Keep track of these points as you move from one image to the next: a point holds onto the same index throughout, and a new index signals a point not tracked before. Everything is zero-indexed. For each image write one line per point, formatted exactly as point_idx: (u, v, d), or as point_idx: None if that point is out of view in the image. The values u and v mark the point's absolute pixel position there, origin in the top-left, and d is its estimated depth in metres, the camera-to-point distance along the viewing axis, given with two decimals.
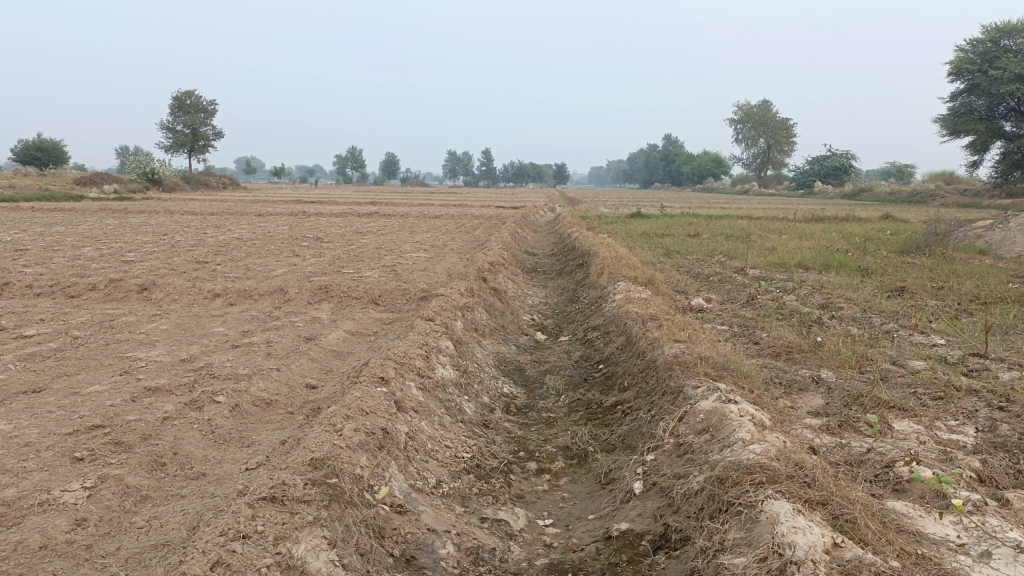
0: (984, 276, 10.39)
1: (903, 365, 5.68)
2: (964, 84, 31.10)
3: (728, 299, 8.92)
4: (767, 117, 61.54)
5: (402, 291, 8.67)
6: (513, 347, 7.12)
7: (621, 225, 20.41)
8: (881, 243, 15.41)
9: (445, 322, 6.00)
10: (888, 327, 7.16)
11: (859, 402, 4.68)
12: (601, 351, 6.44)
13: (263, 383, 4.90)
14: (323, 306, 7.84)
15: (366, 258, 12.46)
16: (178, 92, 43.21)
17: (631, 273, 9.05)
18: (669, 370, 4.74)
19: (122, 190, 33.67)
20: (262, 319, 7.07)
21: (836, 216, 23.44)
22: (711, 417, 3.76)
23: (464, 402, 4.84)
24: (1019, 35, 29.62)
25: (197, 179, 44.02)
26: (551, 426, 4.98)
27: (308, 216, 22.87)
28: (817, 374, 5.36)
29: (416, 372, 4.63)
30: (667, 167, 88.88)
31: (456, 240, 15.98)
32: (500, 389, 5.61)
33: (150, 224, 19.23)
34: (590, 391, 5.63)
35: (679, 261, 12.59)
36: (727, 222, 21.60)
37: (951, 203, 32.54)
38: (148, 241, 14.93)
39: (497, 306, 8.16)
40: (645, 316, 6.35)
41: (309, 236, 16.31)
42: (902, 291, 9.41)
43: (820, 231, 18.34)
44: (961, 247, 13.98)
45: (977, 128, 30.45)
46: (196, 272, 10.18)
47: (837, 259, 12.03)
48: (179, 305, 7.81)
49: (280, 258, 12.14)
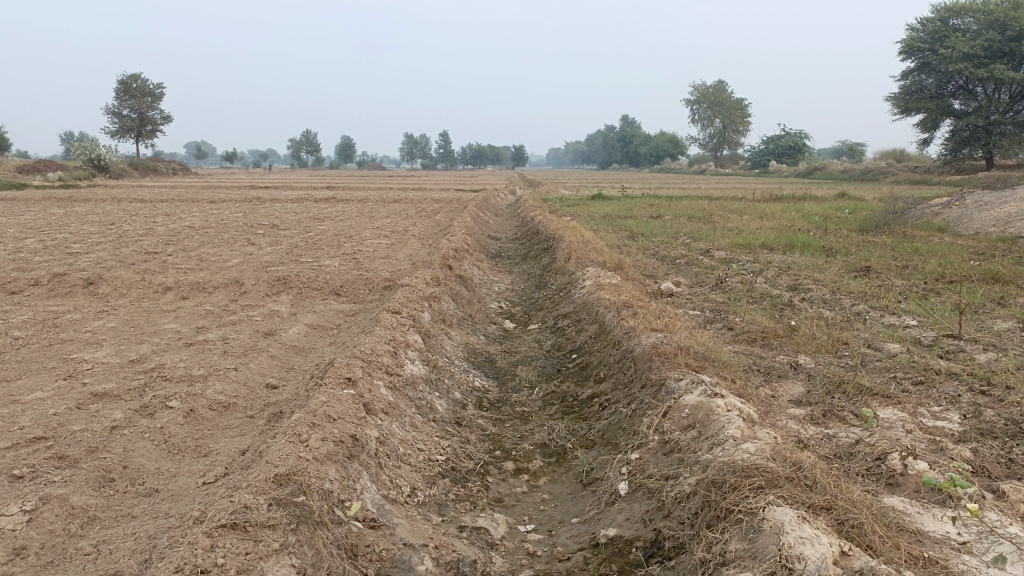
0: (945, 254, 10.45)
1: (879, 348, 5.59)
2: (915, 62, 31.48)
3: (697, 283, 8.80)
4: (723, 97, 61.93)
5: (364, 281, 8.37)
6: (482, 336, 6.90)
7: (582, 208, 20.23)
8: (840, 221, 15.49)
9: (412, 314, 5.75)
10: (859, 309, 7.10)
11: (841, 390, 4.57)
12: (573, 340, 6.26)
13: (220, 386, 4.60)
14: (282, 298, 7.52)
15: (325, 246, 12.06)
16: (123, 75, 41.72)
17: (599, 258, 8.88)
18: (648, 361, 4.58)
19: (67, 177, 32.45)
20: (217, 314, 6.73)
21: (794, 195, 23.60)
22: (697, 412, 3.60)
23: (436, 399, 4.62)
24: (966, 14, 30.13)
25: (146, 165, 42.71)
26: (526, 421, 4.79)
27: (263, 202, 22.24)
28: (795, 360, 5.25)
29: (384, 369, 4.38)
30: (625, 148, 89.04)
31: (416, 225, 15.62)
32: (471, 383, 5.40)
33: (97, 214, 18.46)
34: (564, 383, 5.45)
35: (644, 244, 12.48)
36: (687, 203, 21.54)
37: (902, 180, 33.09)
38: (95, 231, 14.31)
39: (464, 294, 7.92)
40: (618, 303, 6.18)
41: (265, 224, 15.80)
42: (868, 270, 9.40)
43: (780, 210, 18.39)
44: (919, 225, 14.09)
45: (927, 106, 30.93)
46: (146, 264, 9.73)
47: (800, 239, 12.03)
48: (128, 301, 7.40)
49: (235, 247, 11.71)
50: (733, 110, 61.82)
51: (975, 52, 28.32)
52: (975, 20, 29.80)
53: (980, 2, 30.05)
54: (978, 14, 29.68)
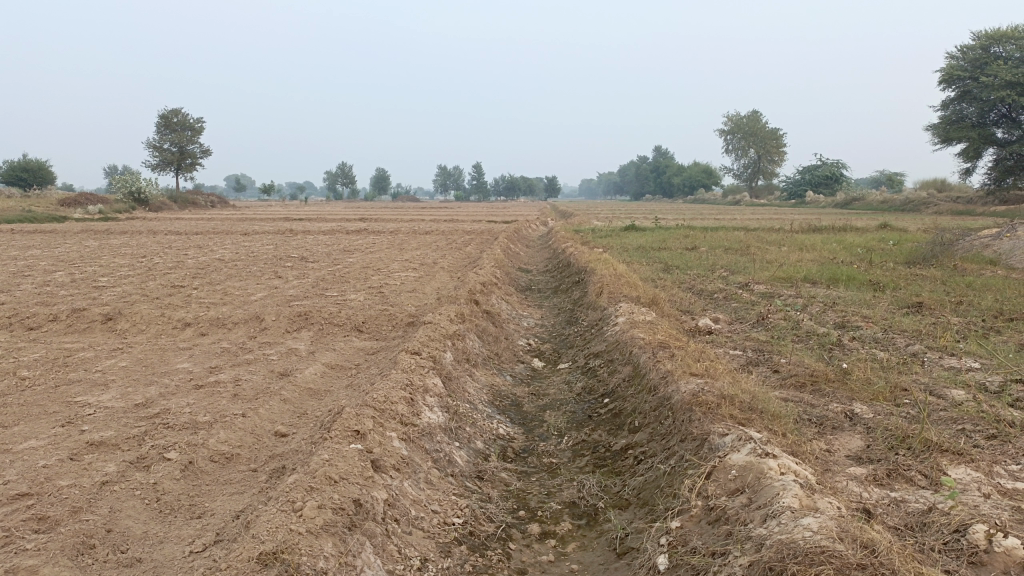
0: (1001, 288, 9.84)
1: (942, 396, 5.09)
2: (956, 91, 30.74)
3: (737, 319, 8.34)
4: (757, 127, 61.36)
5: (388, 317, 8.06)
6: (508, 377, 6.53)
7: (615, 239, 19.86)
8: (884, 253, 14.88)
9: (433, 355, 5.39)
10: (915, 349, 6.59)
11: (906, 445, 4.09)
12: (605, 383, 5.86)
13: (223, 434, 4.28)
14: (302, 335, 7.24)
15: (352, 279, 11.83)
16: (164, 110, 42.66)
17: (633, 293, 8.49)
18: (687, 411, 4.16)
19: (108, 210, 33.00)
20: (233, 352, 6.46)
21: (833, 226, 22.99)
22: (747, 475, 3.18)
23: (455, 451, 4.25)
24: (1008, 42, 29.40)
25: (185, 198, 43.38)
26: (554, 475, 4.39)
27: (295, 234, 22.26)
28: (850, 409, 4.78)
29: (399, 420, 4.01)
30: (658, 179, 88.69)
31: (446, 258, 15.37)
32: (495, 431, 5.01)
33: (131, 246, 18.55)
34: (596, 431, 5.04)
35: (680, 277, 12.07)
36: (723, 234, 21.04)
37: (944, 210, 32.17)
38: (125, 264, 14.29)
39: (490, 331, 7.57)
40: (654, 343, 5.77)
41: (295, 256, 15.67)
42: (919, 307, 8.86)
43: (821, 242, 17.81)
44: (969, 258, 13.44)
45: (969, 135, 30.12)
46: (170, 299, 9.56)
47: (844, 273, 11.51)
48: (145, 338, 7.17)
49: (261, 280, 11.53)
50: (768, 140, 61.25)
51: (1018, 79, 27.54)
52: (1017, 48, 29.06)
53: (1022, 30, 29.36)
54: (1020, 42, 28.96)
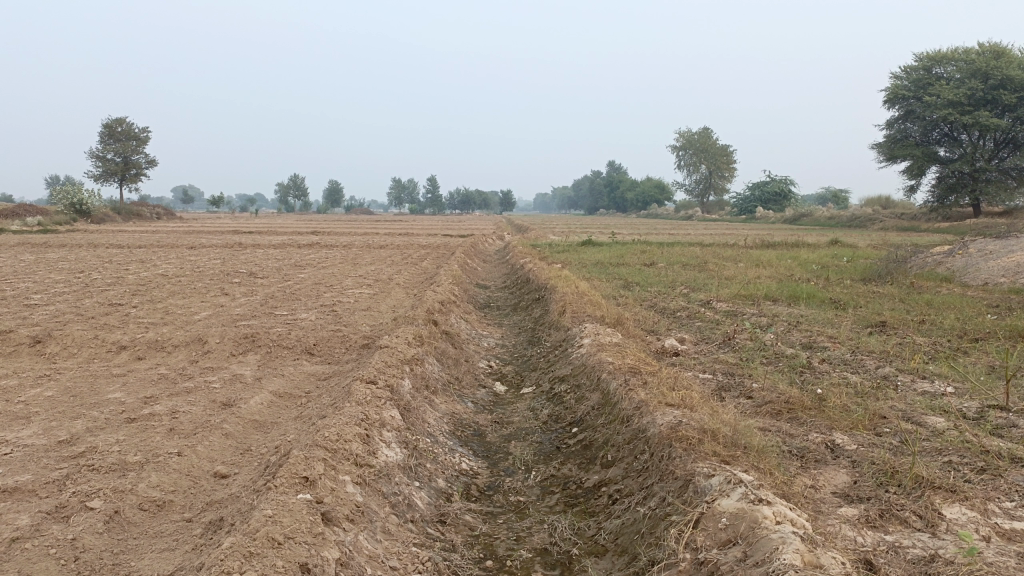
0: (959, 307, 9.85)
1: (921, 423, 4.90)
2: (900, 110, 31.49)
3: (703, 340, 8.13)
4: (709, 144, 62.25)
5: (341, 339, 7.63)
6: (470, 404, 6.17)
7: (573, 254, 19.65)
8: (839, 270, 14.94)
9: (390, 384, 5.02)
10: (886, 373, 6.42)
11: (896, 481, 3.85)
12: (572, 411, 5.56)
13: (155, 478, 3.84)
14: (249, 359, 6.78)
15: (303, 296, 11.34)
16: (109, 119, 41.34)
17: (596, 312, 8.23)
18: (666, 447, 3.88)
19: (47, 222, 31.68)
20: (171, 379, 5.97)
21: (786, 242, 23.22)
22: (739, 524, 2.91)
23: (415, 493, 3.90)
24: (949, 63, 30.22)
25: (130, 210, 42.05)
26: (522, 516, 4.05)
27: (244, 248, 21.54)
28: (832, 440, 4.56)
29: (353, 461, 3.64)
30: (612, 194, 89.39)
31: (401, 274, 14.96)
32: (458, 466, 4.66)
33: (69, 260, 17.69)
34: (566, 464, 4.73)
35: (641, 294, 11.89)
36: (679, 250, 21.01)
37: (890, 227, 32.84)
38: (61, 280, 13.54)
39: (450, 354, 7.21)
40: (624, 369, 5.49)
41: (243, 271, 15.08)
42: (883, 326, 8.77)
43: (776, 258, 17.89)
44: (923, 274, 13.53)
45: (914, 153, 30.84)
46: (106, 319, 8.97)
47: (804, 290, 11.44)
48: (76, 363, 6.62)
49: (207, 298, 10.98)
50: (719, 156, 62.21)
51: (960, 99, 28.32)
52: (957, 69, 29.87)
53: (962, 51, 30.23)
54: (960, 63, 29.78)
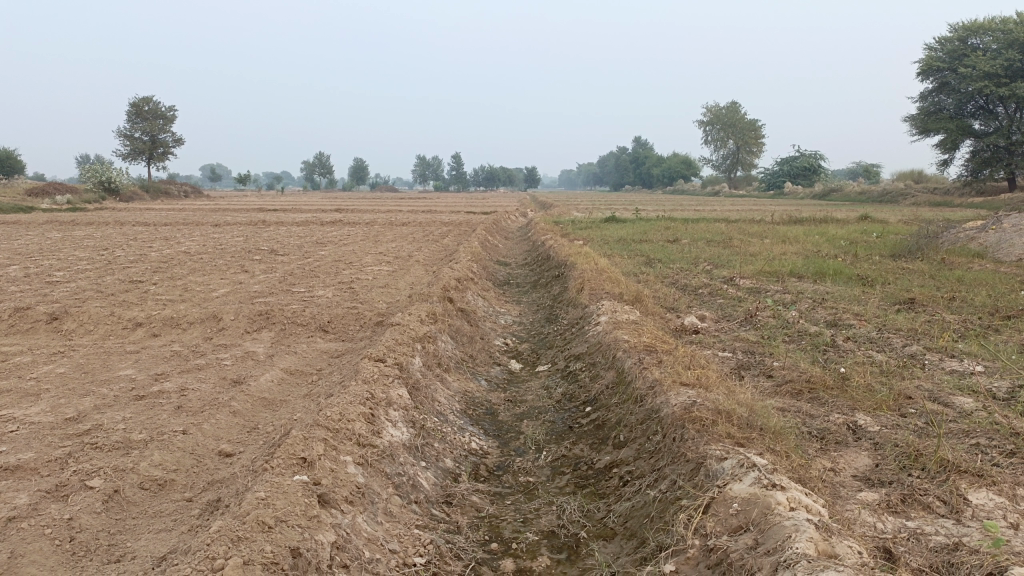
0: (991, 283, 9.54)
1: (948, 404, 4.72)
2: (934, 82, 30.62)
3: (724, 317, 7.95)
4: (736, 118, 61.21)
5: (355, 316, 7.56)
6: (483, 382, 6.08)
7: (596, 231, 19.42)
8: (868, 246, 14.59)
9: (399, 362, 4.93)
10: (912, 351, 6.21)
11: (920, 464, 3.69)
12: (586, 390, 5.44)
13: (157, 457, 3.80)
14: (263, 336, 6.74)
15: (322, 273, 11.32)
16: (136, 99, 41.59)
17: (615, 289, 8.08)
18: (679, 428, 3.75)
19: (76, 200, 32.02)
20: (183, 356, 5.94)
21: (813, 217, 22.78)
22: (751, 510, 2.78)
23: (421, 473, 3.81)
24: (986, 33, 29.26)
25: (157, 188, 42.41)
26: (530, 497, 3.96)
27: (267, 225, 21.58)
28: (854, 421, 4.40)
29: (355, 440, 3.56)
30: (638, 171, 88.51)
31: (422, 251, 14.88)
32: (468, 445, 4.57)
33: (94, 237, 17.84)
34: (578, 444, 4.62)
35: (663, 271, 11.70)
36: (704, 226, 20.68)
37: (922, 201, 32.09)
38: (84, 257, 13.64)
39: (464, 331, 7.11)
40: (640, 347, 5.36)
41: (264, 249, 15.10)
42: (911, 304, 8.51)
43: (803, 234, 17.53)
44: (954, 250, 13.17)
45: (947, 126, 30.02)
46: (125, 296, 8.99)
47: (830, 266, 11.17)
48: (91, 340, 6.64)
49: (226, 275, 10.99)
50: (747, 131, 61.17)
51: (996, 71, 27.43)
52: (995, 39, 28.91)
53: (999, 21, 29.24)
54: (997, 33, 28.81)
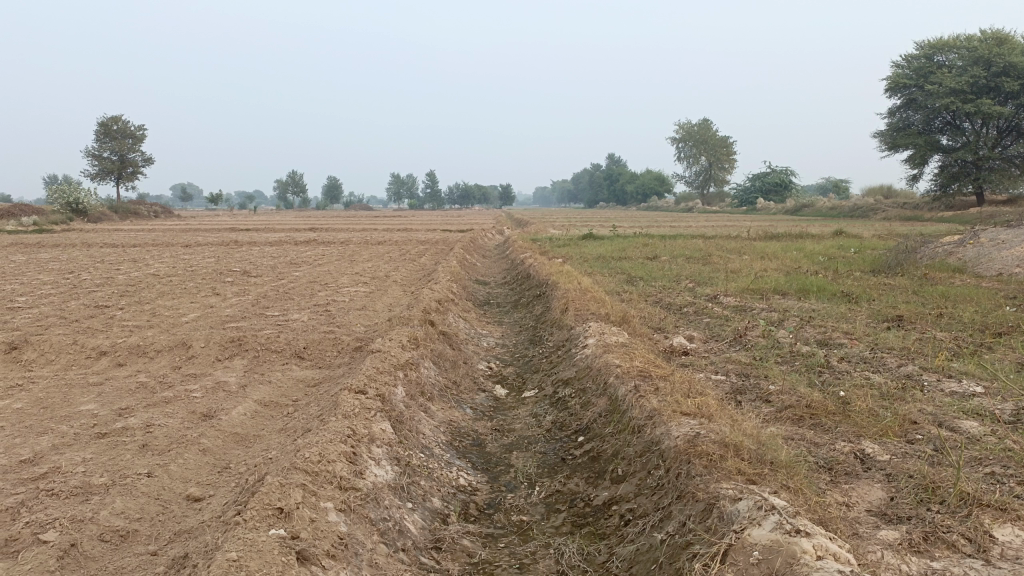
0: (976, 299, 9.46)
1: (955, 428, 4.52)
2: (902, 99, 31.06)
3: (712, 338, 7.76)
4: (708, 135, 61.78)
5: (332, 341, 7.26)
6: (468, 410, 5.81)
7: (574, 249, 19.22)
8: (847, 261, 14.54)
9: (381, 393, 4.65)
10: (909, 371, 6.04)
11: (938, 498, 3.48)
12: (578, 419, 5.20)
13: (120, 504, 3.49)
14: (235, 364, 6.42)
15: (297, 295, 10.98)
16: (104, 119, 40.92)
17: (600, 309, 7.87)
18: (685, 463, 3.52)
19: (43, 221, 31.20)
20: (149, 388, 5.60)
21: (789, 233, 22.85)
22: (773, 559, 2.55)
23: (408, 517, 3.54)
24: (951, 51, 29.77)
25: (126, 208, 41.68)
26: (525, 539, 3.69)
27: (239, 246, 21.12)
28: (861, 450, 4.19)
29: (336, 484, 3.29)
30: (612, 187, 88.95)
31: (399, 270, 14.59)
32: (456, 481, 4.29)
33: (60, 260, 17.29)
34: (573, 478, 4.36)
35: (645, 290, 11.53)
36: (681, 243, 20.62)
37: (892, 216, 32.44)
38: (48, 281, 13.17)
39: (447, 356, 6.84)
40: (633, 372, 5.13)
41: (236, 270, 14.70)
42: (899, 321, 8.39)
43: (781, 250, 17.49)
44: (933, 265, 13.16)
45: (916, 142, 30.41)
46: (90, 322, 8.60)
47: (814, 283, 11.07)
48: (52, 370, 6.26)
49: (197, 299, 10.60)
50: (719, 148, 61.78)
51: (962, 87, 27.84)
52: (960, 56, 29.41)
53: (963, 39, 29.77)
54: (962, 51, 29.31)
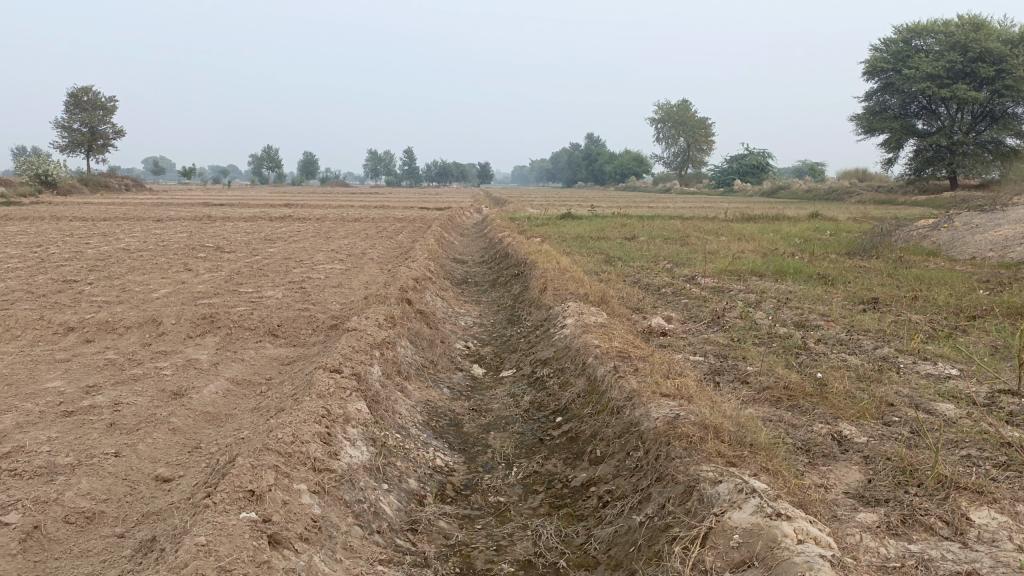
0: (950, 282, 9.53)
1: (931, 411, 4.54)
2: (879, 83, 31.18)
3: (691, 318, 7.75)
4: (687, 116, 61.78)
5: (308, 319, 7.14)
6: (445, 390, 5.74)
7: (552, 228, 19.14)
8: (824, 244, 14.62)
9: (356, 373, 4.57)
10: (885, 353, 6.06)
11: (916, 481, 3.48)
12: (556, 399, 5.16)
13: (86, 485, 3.39)
14: (208, 341, 6.29)
15: (272, 272, 10.82)
16: (74, 88, 39.94)
17: (579, 289, 7.82)
18: (664, 445, 3.49)
19: (10, 193, 30.47)
20: (118, 366, 5.46)
21: (766, 214, 22.94)
22: (754, 543, 2.53)
23: (383, 498, 3.48)
24: (929, 36, 29.90)
25: (97, 181, 40.83)
26: (502, 521, 3.65)
27: (213, 221, 20.80)
28: (839, 432, 4.19)
29: (310, 465, 3.21)
30: (590, 167, 88.80)
31: (376, 248, 14.44)
32: (432, 462, 4.24)
33: (28, 233, 16.91)
34: (551, 459, 4.33)
35: (623, 270, 11.51)
36: (659, 223, 20.64)
37: (867, 200, 32.71)
38: (15, 254, 12.84)
39: (424, 335, 6.76)
40: (612, 353, 5.09)
41: (209, 245, 14.44)
42: (875, 303, 8.43)
43: (758, 231, 17.55)
44: (908, 249, 13.25)
45: (892, 126, 30.60)
46: (58, 297, 8.39)
47: (791, 264, 11.10)
48: (18, 346, 6.09)
49: (168, 274, 10.40)
50: (697, 129, 61.85)
51: (939, 72, 28.00)
52: (937, 41, 29.55)
53: (941, 23, 29.90)
54: (940, 35, 29.44)
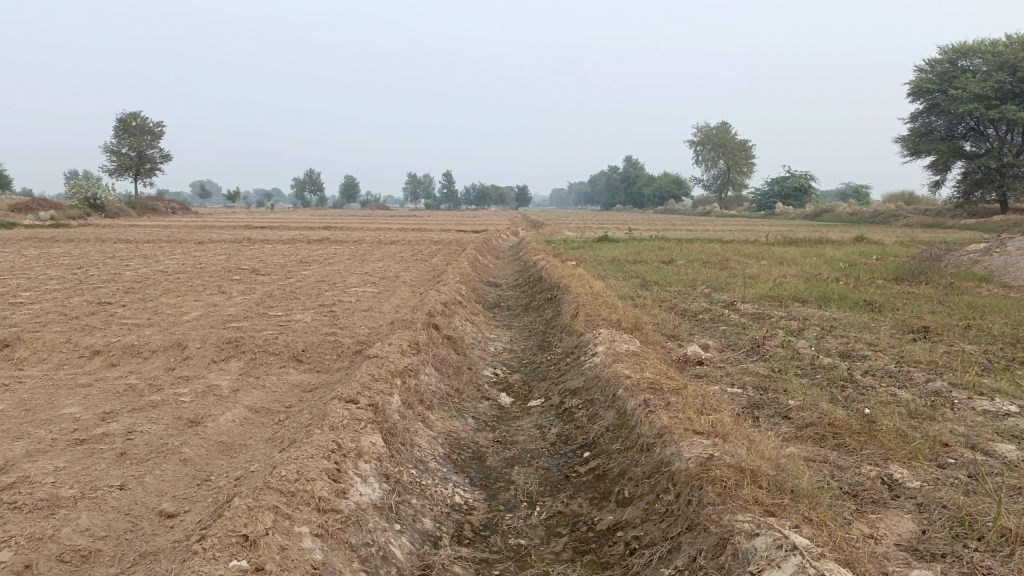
0: (1004, 310, 9.06)
1: (991, 451, 4.18)
2: (925, 104, 30.47)
3: (728, 347, 7.44)
4: (727, 139, 61.20)
5: (333, 344, 7.00)
6: (470, 421, 5.53)
7: (588, 251, 18.94)
8: (869, 268, 14.14)
9: (374, 404, 4.38)
10: (936, 387, 5.69)
11: (976, 534, 3.16)
12: (584, 433, 4.90)
13: (86, 520, 3.24)
14: (230, 367, 6.17)
15: (304, 295, 10.77)
16: (123, 114, 41.08)
17: (612, 315, 7.58)
18: (696, 489, 3.23)
19: (59, 216, 31.23)
20: (137, 391, 5.35)
21: (808, 238, 22.43)
22: None
23: (395, 540, 3.27)
24: (976, 55, 29.18)
25: (144, 204, 41.75)
26: (521, 567, 3.41)
27: (252, 243, 20.99)
28: (889, 476, 3.87)
29: (314, 506, 3.03)
30: (629, 191, 88.44)
31: (409, 271, 14.37)
32: (451, 499, 4.02)
33: (72, 255, 17.20)
34: (576, 498, 4.08)
35: (659, 295, 11.21)
36: (697, 246, 20.28)
37: (914, 223, 31.87)
38: (56, 276, 13.02)
39: (451, 362, 6.57)
40: (643, 384, 4.83)
41: (245, 268, 14.50)
42: (924, 332, 8.02)
43: (800, 255, 17.10)
44: (958, 274, 12.72)
45: (938, 148, 29.82)
46: (90, 319, 8.40)
47: (835, 290, 10.69)
48: (42, 370, 6.05)
49: (201, 296, 10.40)
50: (737, 151, 61.22)
51: (987, 93, 27.23)
52: (985, 61, 28.81)
53: (989, 43, 29.18)
54: (987, 55, 28.71)
